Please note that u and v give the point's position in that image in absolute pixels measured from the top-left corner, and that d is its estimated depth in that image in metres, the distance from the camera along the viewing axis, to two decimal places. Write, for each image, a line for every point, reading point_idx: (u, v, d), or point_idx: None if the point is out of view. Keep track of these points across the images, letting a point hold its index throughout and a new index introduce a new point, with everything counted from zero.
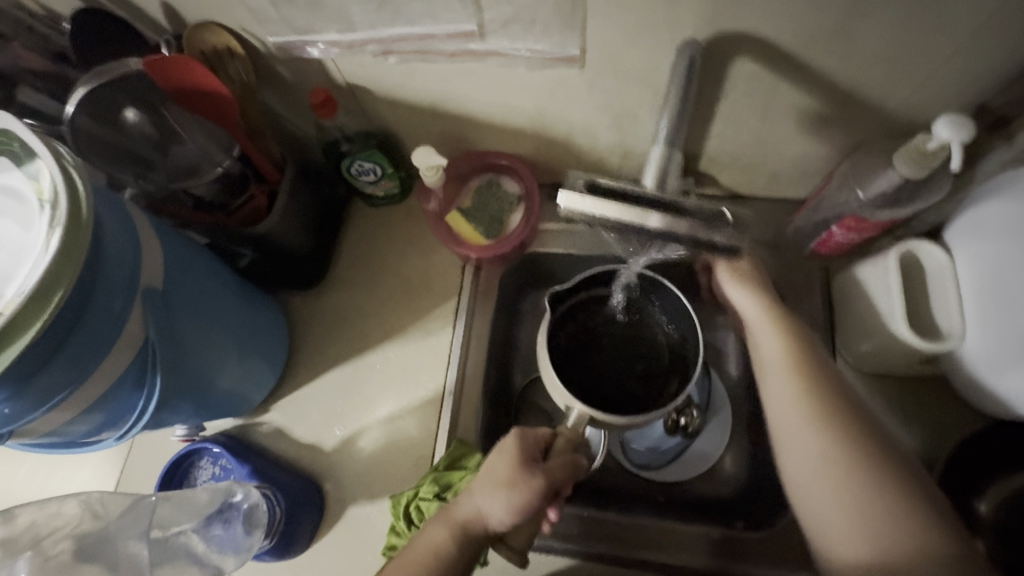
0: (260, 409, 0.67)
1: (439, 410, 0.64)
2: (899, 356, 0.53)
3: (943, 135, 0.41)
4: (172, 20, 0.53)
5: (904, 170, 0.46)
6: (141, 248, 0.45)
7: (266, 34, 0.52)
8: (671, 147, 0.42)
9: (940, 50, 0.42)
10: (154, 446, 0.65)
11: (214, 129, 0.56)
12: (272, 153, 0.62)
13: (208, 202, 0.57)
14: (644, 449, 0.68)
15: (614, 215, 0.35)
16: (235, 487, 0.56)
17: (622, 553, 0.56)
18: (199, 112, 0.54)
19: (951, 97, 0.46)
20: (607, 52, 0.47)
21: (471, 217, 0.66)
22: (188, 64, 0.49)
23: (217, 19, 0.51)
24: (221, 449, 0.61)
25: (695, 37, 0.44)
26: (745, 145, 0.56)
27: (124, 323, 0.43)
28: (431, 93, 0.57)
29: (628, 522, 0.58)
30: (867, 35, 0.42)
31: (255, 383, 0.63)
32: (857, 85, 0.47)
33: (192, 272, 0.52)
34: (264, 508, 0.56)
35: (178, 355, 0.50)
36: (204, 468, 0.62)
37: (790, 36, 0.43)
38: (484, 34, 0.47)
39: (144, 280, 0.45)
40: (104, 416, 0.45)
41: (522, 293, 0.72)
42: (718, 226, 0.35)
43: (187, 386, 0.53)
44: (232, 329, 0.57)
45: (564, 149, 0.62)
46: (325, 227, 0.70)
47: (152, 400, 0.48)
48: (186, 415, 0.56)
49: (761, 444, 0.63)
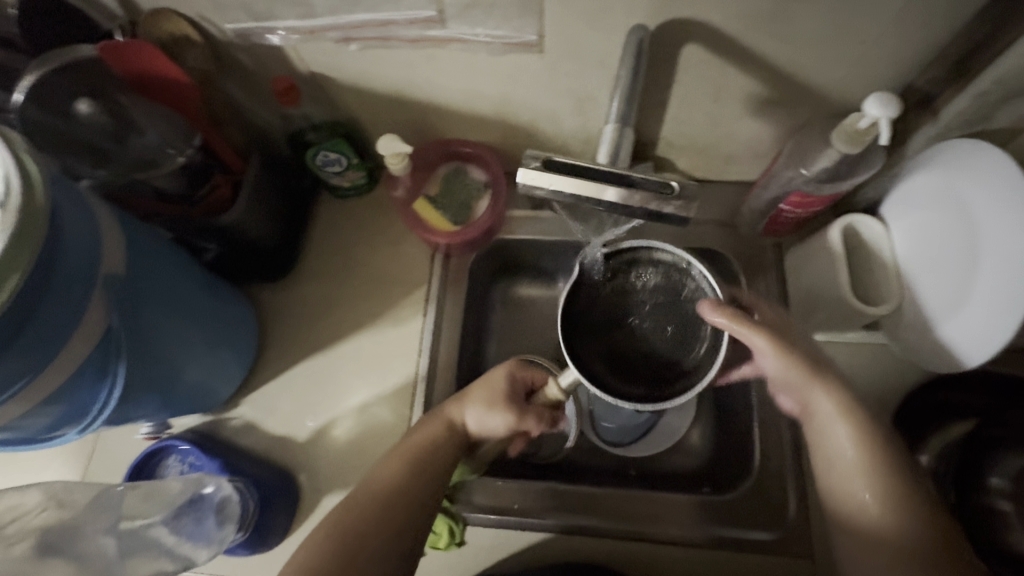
0: (230, 404, 0.66)
1: (412, 396, 0.65)
2: (844, 323, 0.57)
3: (873, 112, 0.45)
4: (124, 7, 0.52)
5: (842, 148, 0.49)
6: (100, 237, 0.44)
7: (225, 21, 0.52)
8: (624, 126, 0.44)
9: (868, 34, 0.45)
10: (118, 447, 0.64)
11: (174, 118, 0.55)
12: (235, 142, 0.61)
13: (171, 194, 0.56)
14: (614, 427, 0.69)
15: (570, 190, 0.36)
16: (206, 479, 0.56)
17: (596, 522, 0.58)
18: (157, 97, 0.54)
19: (880, 78, 0.50)
20: (564, 37, 0.49)
21: (438, 204, 0.67)
22: (149, 51, 0.49)
23: (172, 6, 0.51)
24: (189, 445, 0.60)
25: (645, 23, 0.46)
26: (698, 128, 0.59)
27: (86, 311, 0.43)
28: (395, 81, 0.58)
29: (602, 495, 0.59)
30: (803, 20, 0.45)
31: (223, 376, 0.62)
32: (796, 68, 0.50)
33: (157, 261, 0.51)
34: (236, 500, 0.55)
35: (142, 346, 0.49)
36: (172, 466, 0.61)
37: (733, 22, 0.46)
38: (444, 20, 0.49)
39: (106, 268, 0.45)
40: (67, 407, 0.44)
41: (492, 280, 0.74)
42: (667, 196, 0.36)
43: (153, 378, 0.52)
44: (199, 321, 0.57)
45: (528, 135, 0.64)
46: (292, 218, 0.70)
47: (116, 390, 0.47)
48: (152, 410, 0.55)
49: (724, 415, 0.66)
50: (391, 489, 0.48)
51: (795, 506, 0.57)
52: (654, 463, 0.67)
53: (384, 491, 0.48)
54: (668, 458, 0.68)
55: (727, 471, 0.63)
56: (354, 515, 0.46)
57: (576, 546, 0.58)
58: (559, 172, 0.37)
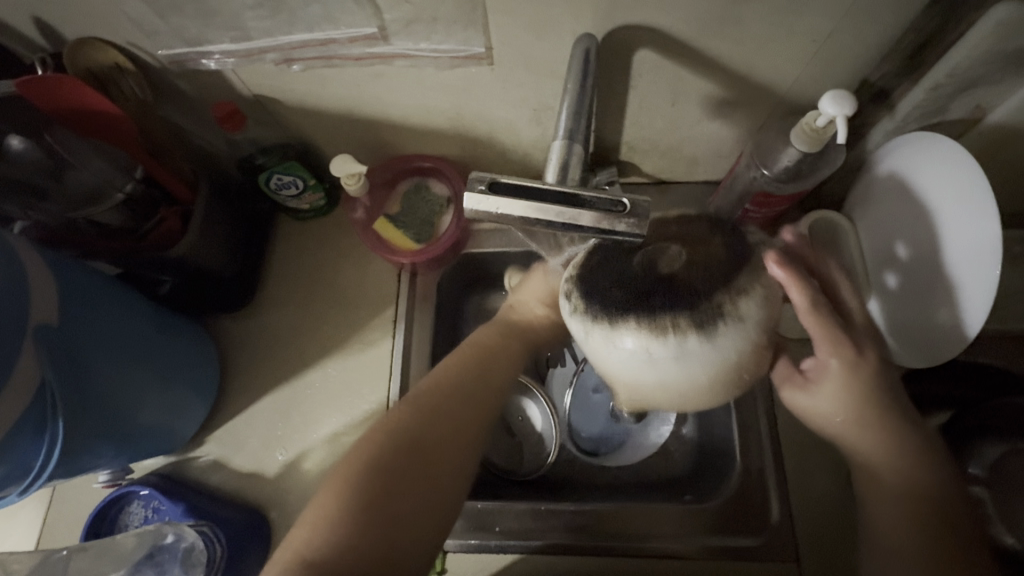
0: (194, 443, 0.63)
1: (385, 422, 0.63)
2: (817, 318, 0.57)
3: (829, 110, 0.44)
4: (49, 37, 0.49)
5: (802, 146, 0.48)
6: (29, 285, 0.42)
7: (156, 48, 0.49)
8: (571, 140, 0.43)
9: (818, 31, 0.44)
10: (79, 494, 0.61)
11: (111, 151, 0.52)
12: (183, 171, 0.58)
13: (114, 229, 0.53)
14: (593, 436, 0.69)
15: (517, 213, 0.34)
16: (165, 529, 0.53)
17: (580, 540, 0.57)
18: (90, 131, 0.51)
19: (835, 75, 0.49)
20: (513, 48, 0.47)
21: (400, 223, 0.65)
22: (72, 84, 0.47)
23: (100, 34, 0.48)
24: (150, 490, 0.57)
25: (593, 30, 0.45)
26: (659, 132, 0.58)
27: (15, 365, 0.40)
28: (343, 99, 0.56)
29: (577, 510, 0.58)
30: (752, 20, 0.44)
31: (184, 415, 0.60)
32: (749, 69, 0.49)
33: (97, 303, 0.48)
34: (201, 547, 0.53)
35: (84, 396, 0.46)
36: (135, 512, 0.58)
37: (683, 25, 0.45)
38: (387, 35, 0.47)
39: (35, 319, 0.42)
40: (6, 469, 0.41)
41: (463, 295, 0.72)
42: (618, 214, 0.34)
43: (101, 427, 0.49)
44: (151, 360, 0.54)
45: (488, 146, 0.62)
46: (250, 246, 0.67)
47: (57, 447, 0.44)
48: (107, 457, 0.53)
49: (704, 419, 0.65)
50: (436, 412, 0.45)
51: (778, 509, 0.56)
52: (636, 473, 0.66)
53: (432, 418, 0.45)
54: (651, 468, 0.66)
55: (705, 476, 0.62)
56: (402, 440, 0.43)
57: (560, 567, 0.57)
58: (506, 195, 0.35)
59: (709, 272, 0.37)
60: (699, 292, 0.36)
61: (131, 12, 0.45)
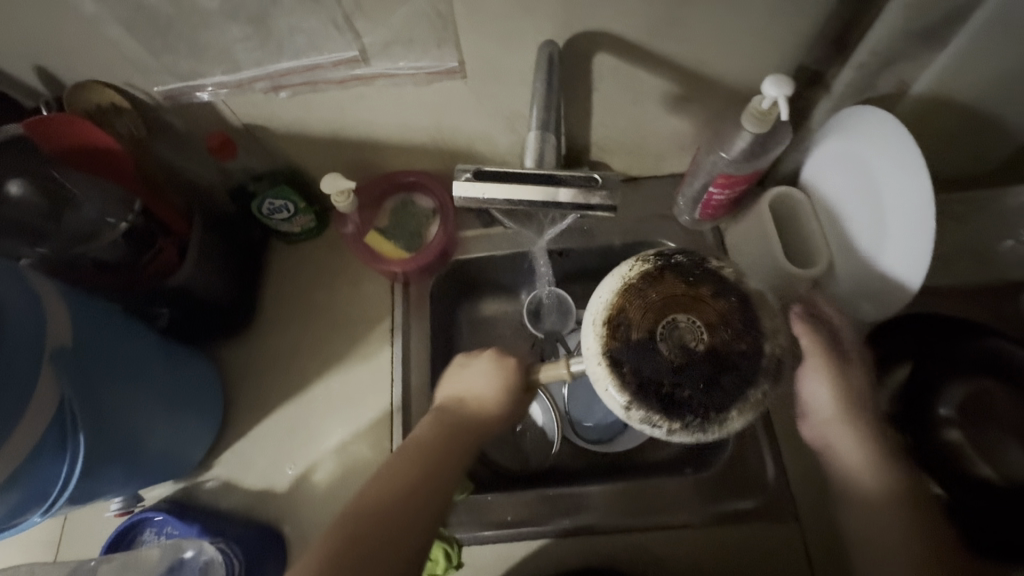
0: (203, 467, 0.64)
1: (389, 428, 0.64)
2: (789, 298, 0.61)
3: (773, 92, 0.49)
4: (46, 82, 0.53)
5: (753, 128, 0.53)
6: (44, 312, 0.44)
7: (149, 84, 0.52)
8: (545, 131, 0.48)
9: (755, 27, 0.50)
10: (88, 526, 0.61)
11: (108, 187, 0.55)
12: (176, 205, 0.60)
13: (111, 263, 0.55)
14: (595, 425, 0.70)
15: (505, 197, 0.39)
16: (184, 543, 0.55)
17: (587, 522, 0.59)
18: (88, 170, 0.54)
19: (775, 65, 0.54)
20: (483, 61, 0.52)
21: (390, 235, 0.68)
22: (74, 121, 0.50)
23: (93, 76, 0.52)
24: (164, 514, 0.58)
25: (555, 39, 0.50)
26: (623, 130, 0.63)
27: (31, 386, 0.41)
28: (326, 120, 0.59)
29: (587, 493, 0.60)
30: (695, 21, 0.49)
31: (189, 442, 0.60)
32: (699, 66, 0.54)
33: (105, 328, 0.50)
34: (221, 560, 0.54)
35: (102, 414, 0.48)
36: (148, 539, 0.58)
37: (635, 29, 0.50)
38: (368, 58, 0.51)
39: (52, 340, 0.44)
40: (25, 491, 0.42)
41: (456, 302, 0.75)
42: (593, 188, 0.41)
43: (117, 452, 0.50)
44: (160, 386, 0.55)
45: (465, 157, 0.66)
46: (245, 275, 0.69)
47: (76, 463, 0.46)
48: (117, 484, 0.53)
49: None
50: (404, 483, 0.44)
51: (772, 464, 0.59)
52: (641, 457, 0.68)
53: (393, 488, 0.43)
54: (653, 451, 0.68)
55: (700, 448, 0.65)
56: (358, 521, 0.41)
57: (569, 550, 0.58)
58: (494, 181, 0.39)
59: (733, 326, 0.40)
60: (750, 365, 0.40)
61: (127, 54, 0.49)
